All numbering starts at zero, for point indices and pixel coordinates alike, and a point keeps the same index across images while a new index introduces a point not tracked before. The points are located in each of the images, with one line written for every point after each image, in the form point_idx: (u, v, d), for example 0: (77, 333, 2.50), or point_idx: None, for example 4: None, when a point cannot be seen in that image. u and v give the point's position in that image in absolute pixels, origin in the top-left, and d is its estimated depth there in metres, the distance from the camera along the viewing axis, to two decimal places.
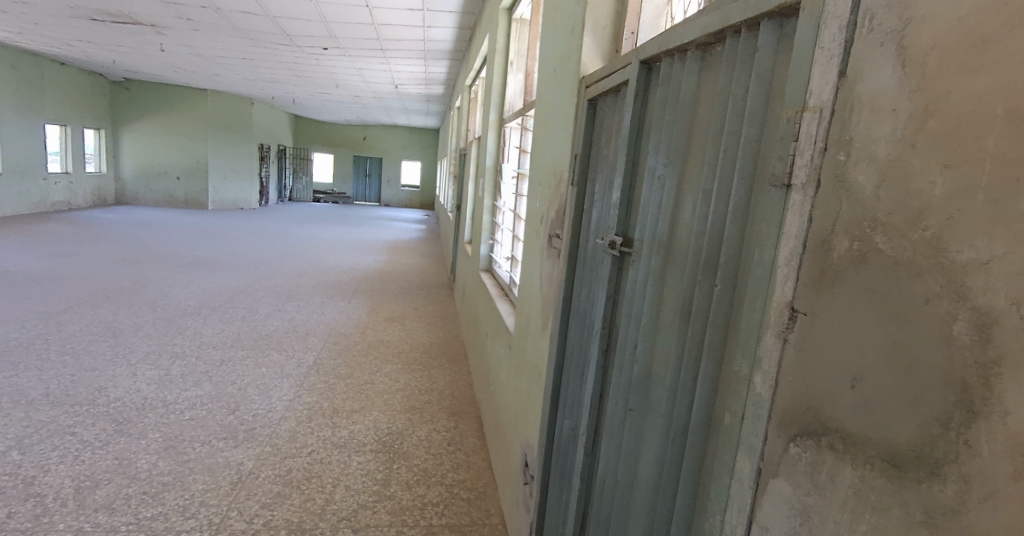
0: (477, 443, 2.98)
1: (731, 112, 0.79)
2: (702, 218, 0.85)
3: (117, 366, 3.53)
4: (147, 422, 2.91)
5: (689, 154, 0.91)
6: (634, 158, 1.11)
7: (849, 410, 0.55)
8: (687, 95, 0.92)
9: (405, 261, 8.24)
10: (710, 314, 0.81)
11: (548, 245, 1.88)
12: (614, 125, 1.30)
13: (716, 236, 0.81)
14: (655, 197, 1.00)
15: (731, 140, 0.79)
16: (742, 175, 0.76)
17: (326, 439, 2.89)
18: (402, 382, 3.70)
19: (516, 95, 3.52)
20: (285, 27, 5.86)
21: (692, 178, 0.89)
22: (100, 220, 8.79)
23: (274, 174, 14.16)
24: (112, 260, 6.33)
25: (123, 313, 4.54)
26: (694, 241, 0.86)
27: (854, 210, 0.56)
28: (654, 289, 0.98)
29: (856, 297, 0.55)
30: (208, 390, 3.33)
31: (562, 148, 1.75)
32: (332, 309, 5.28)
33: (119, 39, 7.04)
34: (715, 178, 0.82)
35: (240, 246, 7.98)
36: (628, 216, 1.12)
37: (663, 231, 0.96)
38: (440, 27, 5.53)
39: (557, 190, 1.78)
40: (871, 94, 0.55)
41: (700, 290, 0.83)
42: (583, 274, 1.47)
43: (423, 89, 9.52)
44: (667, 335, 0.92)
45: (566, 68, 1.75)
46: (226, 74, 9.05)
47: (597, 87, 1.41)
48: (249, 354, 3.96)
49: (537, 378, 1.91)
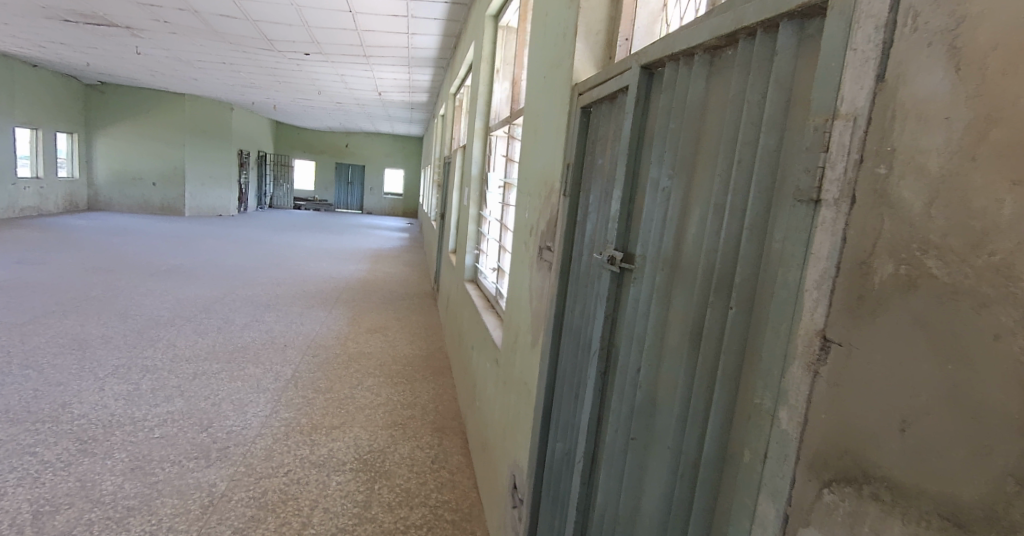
0: (462, 461, 2.88)
1: (746, 121, 0.73)
2: (714, 235, 0.79)
3: (84, 380, 3.35)
4: (114, 440, 2.74)
5: (697, 165, 0.85)
6: (635, 169, 1.05)
7: (897, 457, 0.49)
8: (694, 102, 0.86)
9: (387, 270, 8.11)
10: (725, 339, 0.74)
11: (538, 257, 1.81)
12: (612, 133, 1.24)
13: (731, 254, 0.75)
14: (659, 210, 0.94)
15: (746, 150, 0.73)
16: (760, 189, 0.70)
17: (304, 457, 2.76)
18: (384, 396, 3.58)
19: (502, 104, 3.47)
20: (266, 31, 5.75)
21: (701, 190, 0.83)
22: (70, 227, 8.49)
23: (254, 181, 13.89)
24: (81, 267, 6.09)
25: (91, 324, 4.34)
26: (705, 259, 0.80)
27: (897, 230, 0.50)
28: (658, 308, 0.92)
29: (903, 327, 0.49)
30: (180, 405, 3.18)
31: (553, 158, 1.69)
32: (312, 320, 5.12)
33: (93, 41, 6.84)
34: (729, 191, 0.76)
35: (217, 254, 7.77)
36: (628, 230, 1.06)
37: (668, 247, 0.90)
38: (424, 34, 5.48)
39: (548, 200, 1.72)
40: (916, 100, 0.49)
41: (712, 312, 0.77)
42: (577, 289, 1.40)
43: (407, 97, 9.44)
44: (675, 359, 0.86)
45: (557, 75, 1.69)
46: (205, 79, 8.86)
47: (591, 94, 1.35)
48: (225, 367, 3.80)
49: (526, 396, 1.83)
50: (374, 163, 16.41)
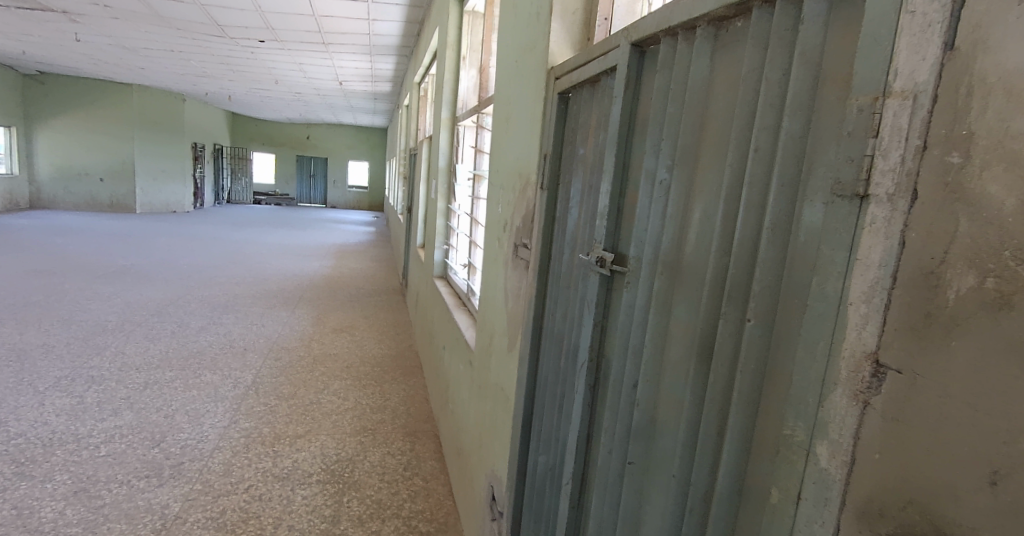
0: (436, 466, 2.75)
1: (764, 104, 0.63)
2: (725, 234, 0.69)
3: (21, 395, 3.03)
4: (54, 461, 2.47)
5: (700, 154, 0.75)
6: (625, 160, 0.94)
7: (984, 514, 0.40)
8: (696, 84, 0.76)
9: (353, 266, 7.85)
10: (743, 355, 0.64)
11: (513, 255, 1.70)
12: (596, 121, 1.13)
13: (747, 259, 0.65)
14: (656, 205, 0.83)
15: (765, 137, 0.63)
16: (783, 181, 0.60)
17: (266, 471, 2.58)
18: (351, 400, 3.41)
19: (469, 92, 3.30)
20: (216, 16, 5.38)
21: (706, 184, 0.73)
22: (8, 226, 7.89)
23: (210, 175, 13.24)
24: (19, 271, 5.60)
25: (31, 332, 3.98)
26: (713, 262, 0.70)
27: (979, 234, 0.40)
28: (656, 317, 0.82)
29: (987, 351, 0.40)
30: (129, 419, 2.91)
31: (529, 148, 1.56)
32: (274, 321, 4.88)
33: (27, 28, 6.28)
34: (746, 186, 0.65)
35: (171, 253, 7.33)
36: (618, 228, 0.95)
37: (667, 249, 0.80)
38: (386, 20, 5.25)
39: (522, 193, 1.60)
40: (1008, 70, 0.39)
41: (725, 323, 0.67)
42: (557, 291, 1.30)
43: (369, 86, 9.13)
44: (677, 375, 0.76)
45: (531, 59, 1.56)
46: (153, 68, 8.32)
47: (570, 78, 1.24)
48: (179, 375, 3.53)
49: (503, 403, 1.73)
50: (336, 156, 15.92)
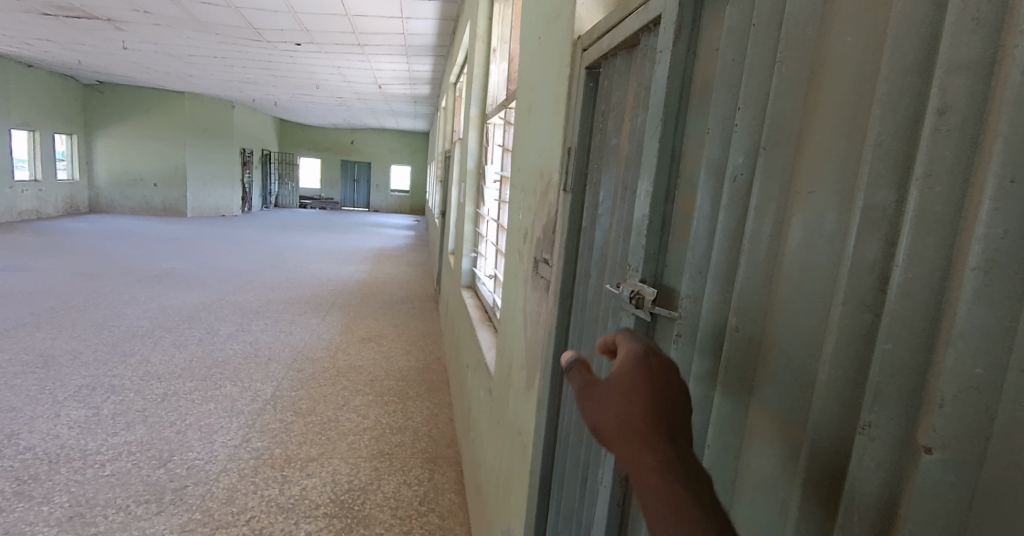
0: (454, 501, 2.48)
1: (957, 24, 0.32)
2: (873, 276, 0.37)
3: (40, 405, 2.98)
4: (56, 480, 2.35)
5: (807, 133, 0.44)
6: (675, 149, 0.63)
7: None
8: (799, 11, 0.45)
9: (390, 271, 7.72)
10: (908, 504, 0.33)
11: (534, 272, 1.40)
12: (633, 100, 0.82)
13: (922, 329, 0.34)
14: (726, 218, 0.52)
15: (958, 84, 0.32)
16: (1012, 175, 0.29)
17: (270, 500, 2.36)
18: (371, 418, 3.19)
19: (499, 87, 3.05)
20: (250, 19, 5.33)
21: (820, 184, 0.42)
22: (66, 230, 8.22)
23: (258, 179, 13.57)
24: (66, 274, 5.74)
25: (63, 337, 3.98)
26: (836, 328, 0.39)
27: None
28: (725, 399, 0.51)
29: None
30: (140, 434, 2.79)
31: (551, 143, 1.26)
32: (302, 328, 4.75)
33: (77, 37, 6.49)
34: (918, 183, 0.34)
35: (213, 256, 7.43)
36: (664, 250, 0.65)
37: (744, 290, 0.49)
38: (420, 18, 5.04)
39: (544, 196, 1.31)
40: None
41: (866, 444, 0.36)
42: (581, 324, 1.01)
43: (408, 89, 9.02)
44: (765, 492, 0.46)
45: (555, 34, 1.27)
46: (199, 75, 8.50)
47: (600, 45, 0.93)
48: (198, 386, 3.41)
49: (520, 451, 1.42)
50: (379, 160, 16.03)
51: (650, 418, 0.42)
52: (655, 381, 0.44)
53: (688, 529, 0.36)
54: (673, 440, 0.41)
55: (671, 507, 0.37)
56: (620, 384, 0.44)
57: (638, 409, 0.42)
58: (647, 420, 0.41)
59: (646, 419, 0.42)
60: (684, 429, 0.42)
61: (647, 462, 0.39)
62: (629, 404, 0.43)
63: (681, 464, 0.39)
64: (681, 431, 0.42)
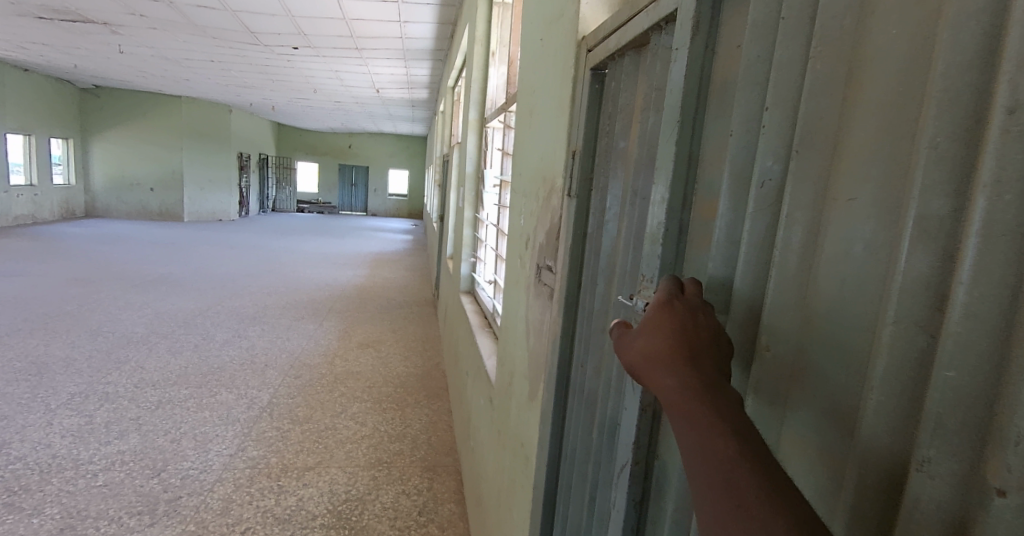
0: (454, 511, 2.43)
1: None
2: (934, 298, 0.33)
3: (31, 413, 2.92)
4: (47, 491, 2.30)
5: (846, 136, 0.40)
6: (693, 153, 0.59)
7: None
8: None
9: (388, 275, 7.67)
10: None
11: (536, 280, 1.36)
12: (643, 101, 0.79)
13: (989, 354, 0.30)
14: (755, 225, 0.48)
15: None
16: None
17: (267, 511, 2.31)
18: (370, 426, 3.15)
19: (498, 90, 3.02)
20: (247, 23, 5.29)
21: (861, 191, 0.39)
22: (62, 234, 8.16)
23: (256, 183, 13.52)
24: (60, 280, 5.67)
25: (57, 344, 3.92)
26: (886, 350, 0.35)
27: None
28: (757, 417, 0.48)
29: None
30: (133, 443, 2.73)
31: (553, 146, 1.23)
32: (299, 334, 4.70)
33: (73, 40, 6.44)
34: (989, 196, 0.30)
35: (210, 261, 7.38)
36: (680, 259, 0.61)
37: (778, 305, 0.46)
38: (418, 22, 5.01)
39: (546, 202, 1.27)
40: None
41: (926, 480, 0.32)
42: (588, 334, 0.97)
43: (406, 93, 9.00)
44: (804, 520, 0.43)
45: (557, 35, 1.24)
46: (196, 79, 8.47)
47: (606, 45, 0.90)
48: (193, 394, 3.35)
49: (523, 464, 1.38)
50: (377, 164, 15.99)
51: (675, 344, 0.44)
52: (680, 316, 0.46)
53: (710, 433, 0.37)
54: (696, 362, 0.43)
55: (690, 421, 0.39)
56: (647, 321, 0.48)
57: (662, 337, 0.45)
58: (669, 345, 0.44)
59: (669, 348, 0.44)
60: (710, 355, 0.43)
61: (671, 385, 0.42)
62: (655, 337, 0.46)
63: (703, 382, 0.41)
64: (707, 357, 0.44)
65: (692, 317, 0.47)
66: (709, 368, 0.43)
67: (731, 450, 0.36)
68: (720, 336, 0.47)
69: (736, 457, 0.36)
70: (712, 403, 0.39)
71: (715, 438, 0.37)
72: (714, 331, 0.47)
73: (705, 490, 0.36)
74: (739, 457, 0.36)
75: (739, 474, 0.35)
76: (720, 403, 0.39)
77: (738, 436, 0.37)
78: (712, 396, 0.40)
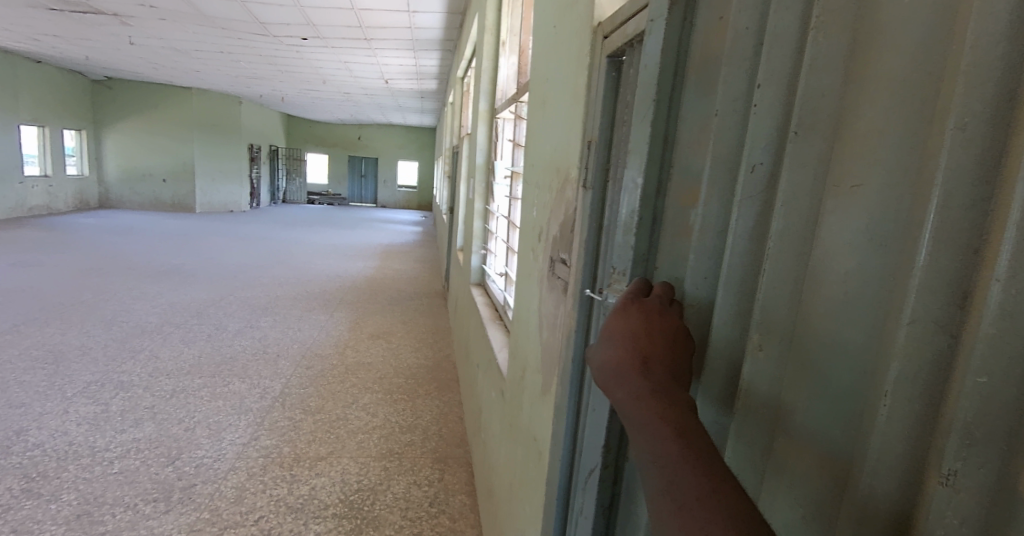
0: (465, 503, 2.43)
1: None
2: (953, 293, 0.32)
3: (48, 401, 2.97)
4: (65, 478, 2.33)
5: (856, 121, 0.39)
6: (668, 135, 0.63)
7: None
8: None
9: (398, 267, 7.67)
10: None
11: (550, 272, 1.34)
12: None
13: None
14: (744, 215, 0.49)
15: None
16: None
17: (280, 500, 2.33)
18: (380, 417, 3.15)
19: (508, 81, 3.00)
20: (256, 13, 5.27)
21: (871, 177, 0.38)
22: (76, 225, 8.25)
23: (267, 175, 13.58)
24: (74, 270, 5.73)
25: (72, 333, 3.97)
26: (900, 353, 0.34)
27: None
28: (745, 419, 0.49)
29: None
30: (148, 431, 2.76)
31: (568, 136, 1.21)
32: (310, 325, 4.71)
33: (84, 32, 6.48)
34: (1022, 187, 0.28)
35: (221, 252, 7.43)
36: (653, 249, 0.65)
37: (777, 300, 0.46)
38: (427, 12, 4.97)
39: (560, 193, 1.25)
40: None
41: (952, 495, 0.31)
42: None
43: (416, 84, 8.96)
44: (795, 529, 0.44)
45: (571, 22, 1.22)
46: (206, 70, 8.48)
47: (625, 31, 0.87)
48: (206, 383, 3.39)
49: (536, 460, 1.37)
50: (386, 155, 15.97)
51: (631, 354, 0.46)
52: (633, 322, 0.50)
53: (661, 440, 0.40)
54: (646, 369, 0.45)
55: (649, 427, 0.41)
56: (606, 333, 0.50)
57: (616, 349, 0.47)
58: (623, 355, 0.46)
59: (628, 359, 0.46)
60: (658, 360, 0.46)
61: (629, 395, 0.44)
62: (611, 349, 0.48)
63: (660, 390, 0.43)
64: (656, 363, 0.46)
65: (646, 320, 0.51)
66: (656, 374, 0.45)
67: (676, 451, 0.39)
68: (677, 335, 0.50)
69: (679, 455, 0.38)
70: (667, 408, 0.42)
71: (661, 441, 0.40)
72: (669, 331, 0.50)
73: (656, 493, 0.39)
74: (682, 457, 0.38)
75: (684, 472, 0.37)
76: (670, 408, 0.42)
77: (683, 437, 0.39)
78: (660, 400, 0.42)
